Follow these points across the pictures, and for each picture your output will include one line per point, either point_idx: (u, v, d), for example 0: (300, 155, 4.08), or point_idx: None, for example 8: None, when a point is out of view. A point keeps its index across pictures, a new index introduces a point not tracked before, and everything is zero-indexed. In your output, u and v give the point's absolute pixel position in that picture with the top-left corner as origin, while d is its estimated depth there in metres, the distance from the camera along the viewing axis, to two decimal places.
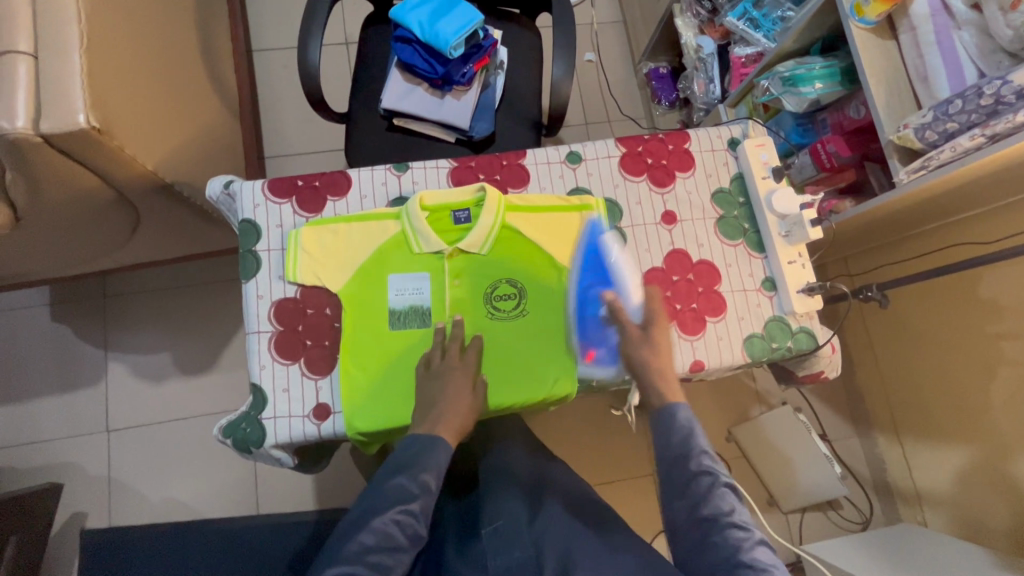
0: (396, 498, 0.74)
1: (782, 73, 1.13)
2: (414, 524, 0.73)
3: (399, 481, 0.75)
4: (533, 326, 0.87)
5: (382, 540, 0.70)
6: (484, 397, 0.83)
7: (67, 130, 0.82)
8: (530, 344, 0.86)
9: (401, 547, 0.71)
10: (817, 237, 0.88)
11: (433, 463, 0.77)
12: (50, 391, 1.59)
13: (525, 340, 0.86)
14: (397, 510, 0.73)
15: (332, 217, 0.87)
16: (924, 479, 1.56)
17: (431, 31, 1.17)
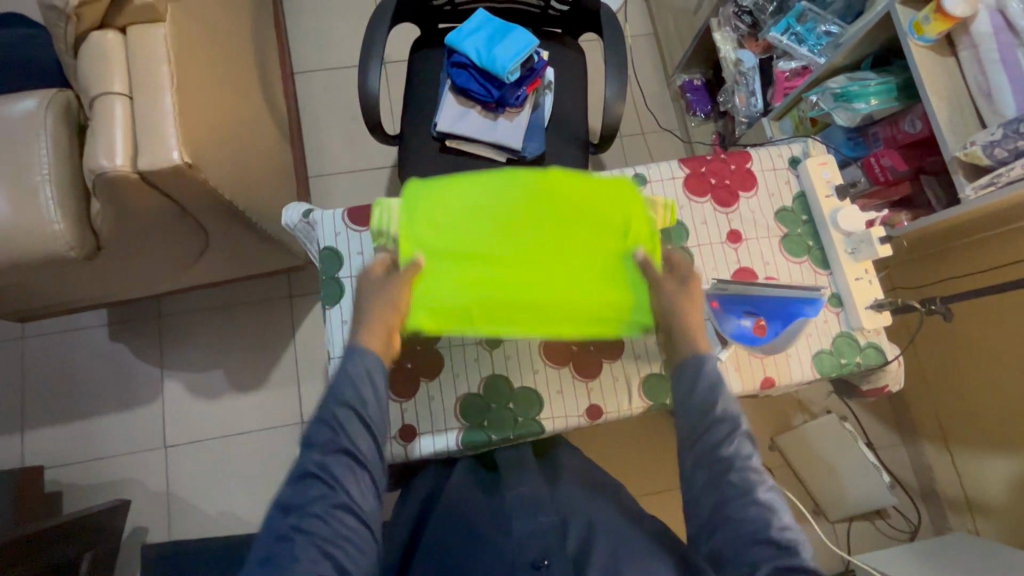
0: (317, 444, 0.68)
1: (834, 89, 1.14)
2: (354, 469, 0.67)
3: (326, 415, 0.70)
4: (579, 272, 0.79)
5: (309, 492, 0.65)
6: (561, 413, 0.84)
7: (162, 166, 0.86)
8: (559, 290, 0.77)
9: (334, 490, 0.65)
10: (885, 255, 0.89)
11: (357, 380, 0.71)
12: (111, 409, 1.64)
13: (575, 252, 0.80)
14: (325, 454, 0.67)
15: None
16: (974, 487, 1.54)
17: (487, 58, 1.21)
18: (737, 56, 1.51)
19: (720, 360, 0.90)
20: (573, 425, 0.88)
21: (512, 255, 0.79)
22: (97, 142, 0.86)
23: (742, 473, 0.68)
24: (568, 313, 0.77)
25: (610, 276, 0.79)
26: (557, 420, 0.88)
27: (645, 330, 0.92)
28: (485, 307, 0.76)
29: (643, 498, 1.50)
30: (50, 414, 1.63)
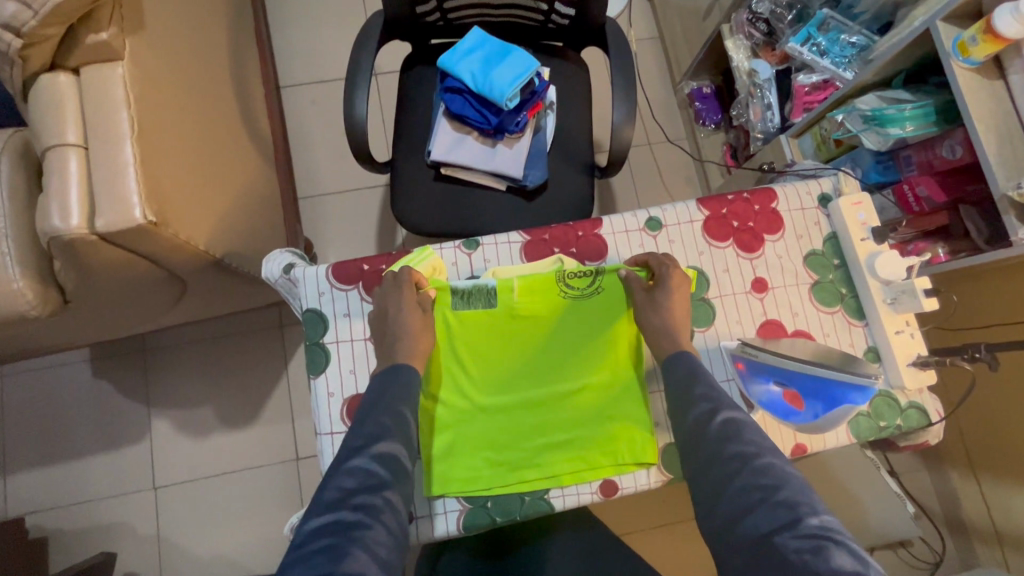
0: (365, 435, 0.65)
1: (865, 111, 1.05)
2: (400, 459, 0.64)
3: (377, 413, 0.67)
4: (550, 419, 0.81)
5: (362, 479, 0.60)
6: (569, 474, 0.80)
7: (122, 226, 0.77)
8: (526, 443, 0.80)
9: (387, 482, 0.61)
10: (931, 308, 0.80)
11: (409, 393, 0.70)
12: (96, 450, 1.57)
13: (550, 399, 0.82)
14: (381, 445, 0.64)
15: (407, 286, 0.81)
16: (1002, 519, 1.46)
17: (484, 82, 1.12)
18: (751, 67, 1.41)
19: None
20: (585, 501, 0.81)
21: (488, 404, 0.81)
22: (50, 200, 0.77)
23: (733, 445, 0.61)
24: (539, 477, 0.79)
25: (581, 428, 0.81)
26: (568, 497, 0.81)
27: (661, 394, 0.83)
28: (461, 471, 0.78)
29: (627, 535, 1.43)
30: (32, 457, 1.56)
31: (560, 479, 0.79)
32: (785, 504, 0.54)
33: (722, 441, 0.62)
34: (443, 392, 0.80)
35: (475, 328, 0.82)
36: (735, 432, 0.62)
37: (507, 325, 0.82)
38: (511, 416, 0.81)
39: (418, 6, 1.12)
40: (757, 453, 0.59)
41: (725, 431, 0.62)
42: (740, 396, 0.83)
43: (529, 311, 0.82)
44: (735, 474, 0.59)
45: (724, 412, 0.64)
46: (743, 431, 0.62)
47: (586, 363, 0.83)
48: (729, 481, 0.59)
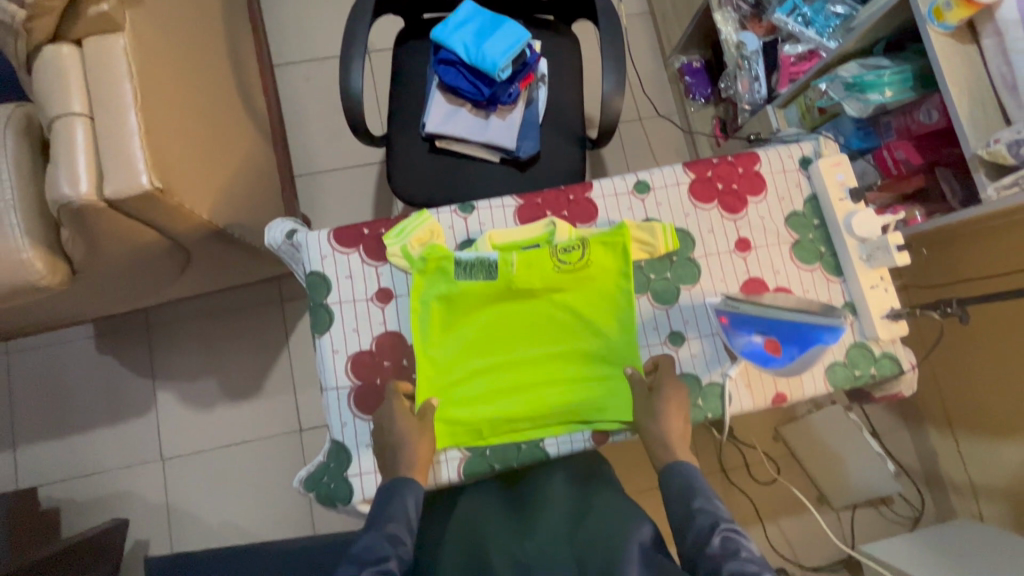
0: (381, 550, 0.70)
1: (846, 78, 1.08)
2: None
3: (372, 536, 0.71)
4: (543, 378, 0.85)
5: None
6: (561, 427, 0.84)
7: (129, 192, 0.79)
8: (521, 400, 0.84)
9: None
10: (903, 262, 0.85)
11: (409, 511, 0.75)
12: (104, 423, 1.61)
13: (544, 360, 0.85)
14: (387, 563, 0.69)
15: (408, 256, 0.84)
16: (978, 473, 1.53)
17: (477, 53, 1.14)
18: (739, 39, 1.43)
19: (730, 378, 0.86)
20: (578, 449, 0.85)
21: (484, 365, 0.84)
22: (59, 168, 0.80)
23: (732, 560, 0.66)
24: (533, 429, 0.84)
25: (574, 387, 0.85)
26: (562, 444, 0.85)
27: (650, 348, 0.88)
28: (458, 427, 0.82)
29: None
30: (41, 430, 1.60)
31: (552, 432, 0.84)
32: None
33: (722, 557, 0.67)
34: (441, 354, 0.84)
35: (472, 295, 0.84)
36: (735, 550, 0.67)
37: (506, 292, 0.85)
38: (508, 376, 0.85)
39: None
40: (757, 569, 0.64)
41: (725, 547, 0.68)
42: (724, 349, 0.88)
43: (527, 279, 0.84)
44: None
45: (726, 528, 0.70)
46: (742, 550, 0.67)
47: (579, 327, 0.86)
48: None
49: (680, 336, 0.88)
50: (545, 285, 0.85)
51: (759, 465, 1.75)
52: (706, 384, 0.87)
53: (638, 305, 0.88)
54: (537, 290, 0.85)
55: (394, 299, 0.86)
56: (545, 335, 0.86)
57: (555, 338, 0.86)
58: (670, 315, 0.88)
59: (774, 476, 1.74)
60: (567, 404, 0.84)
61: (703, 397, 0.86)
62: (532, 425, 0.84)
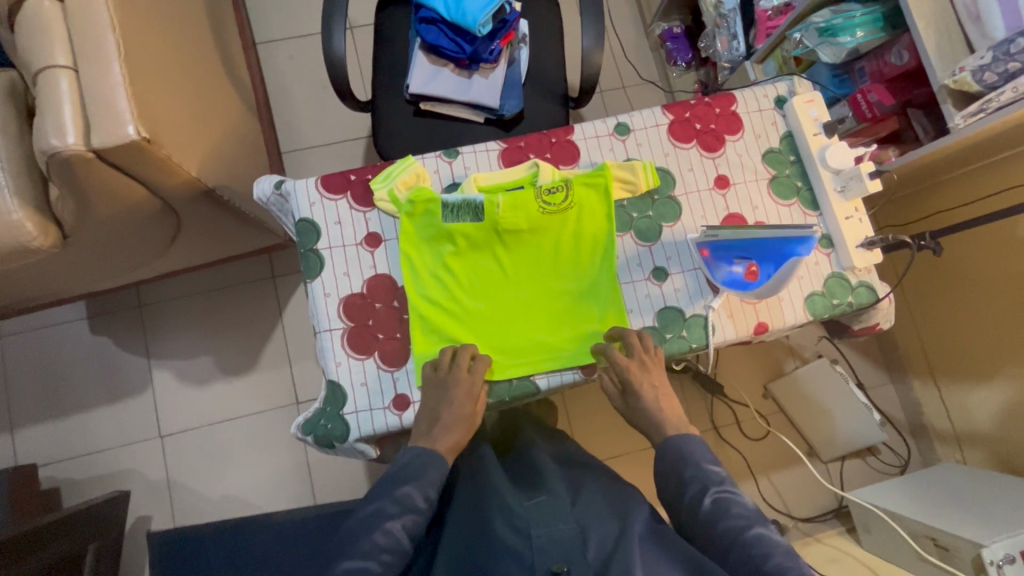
0: (394, 506, 0.76)
1: (818, 24, 1.10)
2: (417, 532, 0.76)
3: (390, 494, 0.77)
4: (530, 315, 0.87)
5: (390, 540, 0.72)
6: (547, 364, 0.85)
7: (118, 142, 0.80)
8: (512, 338, 0.86)
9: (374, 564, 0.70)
10: (875, 190, 0.88)
11: (435, 476, 0.79)
12: (100, 402, 1.62)
13: (530, 298, 0.87)
14: (406, 518, 0.75)
15: (398, 199, 0.86)
16: (961, 418, 1.57)
17: (458, 11, 1.16)
18: None
19: (713, 309, 0.89)
20: (567, 382, 0.87)
21: (473, 304, 0.86)
22: (45, 121, 0.81)
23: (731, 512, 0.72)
24: (520, 364, 0.85)
25: (562, 323, 0.87)
26: (552, 378, 0.87)
27: (634, 283, 0.90)
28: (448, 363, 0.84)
29: (613, 458, 1.52)
30: (38, 412, 1.60)
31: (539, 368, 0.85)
32: (774, 571, 0.66)
33: (714, 518, 0.74)
34: (430, 293, 0.86)
35: (458, 235, 0.86)
36: (726, 508, 0.74)
37: (493, 233, 0.86)
38: (498, 315, 0.86)
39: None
40: (746, 525, 0.71)
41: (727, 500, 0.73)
42: (706, 282, 0.90)
43: (513, 220, 0.86)
44: (728, 541, 0.71)
45: (718, 490, 0.76)
46: (733, 506, 0.74)
47: (565, 265, 0.88)
48: (726, 552, 0.71)
49: (663, 271, 0.90)
50: (530, 226, 0.87)
51: (750, 422, 1.78)
52: (690, 317, 0.89)
53: (621, 242, 0.90)
54: (522, 231, 0.87)
55: (382, 243, 0.87)
56: (532, 274, 0.88)
57: (542, 277, 0.88)
58: (653, 251, 0.91)
59: (765, 431, 1.77)
60: (552, 339, 0.86)
61: (687, 329, 0.89)
62: (522, 361, 0.85)
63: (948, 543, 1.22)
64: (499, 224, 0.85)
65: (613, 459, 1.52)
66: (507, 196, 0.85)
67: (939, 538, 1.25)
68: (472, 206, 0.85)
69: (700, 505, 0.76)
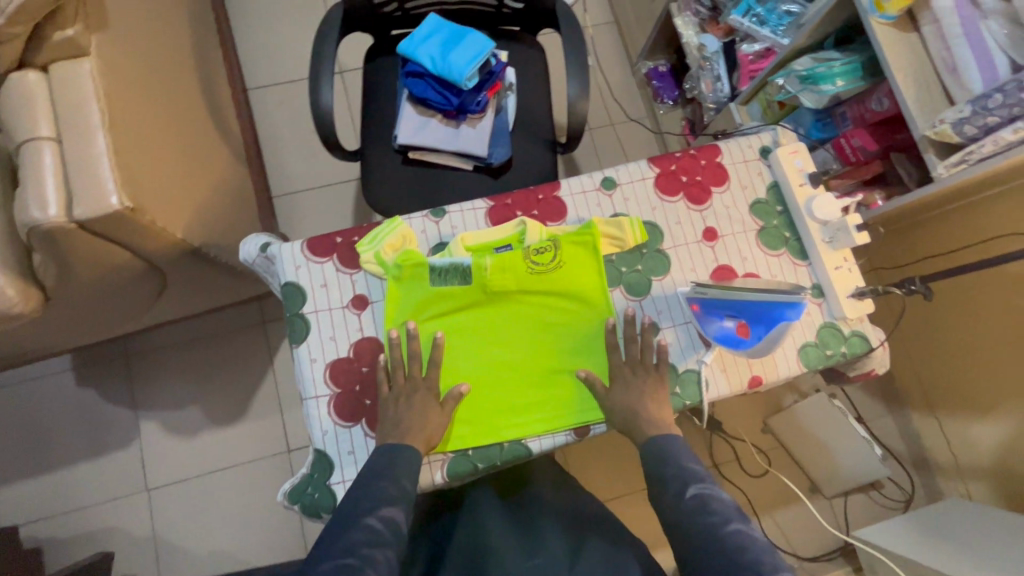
0: (371, 500, 0.71)
1: (800, 71, 1.13)
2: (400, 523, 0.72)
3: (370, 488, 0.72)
4: (519, 377, 0.85)
5: (372, 537, 0.68)
6: (536, 427, 0.84)
7: (100, 213, 0.80)
8: (504, 400, 0.84)
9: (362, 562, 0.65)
10: (863, 241, 0.88)
11: (409, 467, 0.75)
12: (86, 456, 1.58)
13: (519, 360, 0.86)
14: (384, 510, 0.71)
15: (386, 262, 0.85)
16: (963, 453, 1.55)
17: (443, 64, 1.17)
18: (700, 41, 1.48)
19: (706, 364, 0.87)
20: (560, 444, 0.85)
21: (460, 367, 0.85)
22: (27, 192, 0.80)
23: None
24: (510, 428, 0.83)
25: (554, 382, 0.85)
26: (544, 441, 0.85)
27: (626, 339, 0.89)
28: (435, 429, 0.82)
29: (611, 502, 1.48)
30: (22, 468, 1.56)
31: (528, 431, 0.84)
32: None
33: None
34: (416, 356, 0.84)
35: (445, 296, 0.85)
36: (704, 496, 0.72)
37: (481, 295, 0.85)
38: (489, 377, 0.85)
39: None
40: None
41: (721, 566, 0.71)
42: (698, 336, 0.89)
43: (502, 282, 0.85)
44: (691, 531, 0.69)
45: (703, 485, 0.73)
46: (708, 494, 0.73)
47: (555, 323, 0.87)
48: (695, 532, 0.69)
49: (654, 326, 0.89)
50: (519, 287, 0.86)
51: (749, 458, 1.76)
52: (682, 372, 0.88)
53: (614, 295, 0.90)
54: (510, 291, 0.86)
55: (369, 306, 0.86)
56: (521, 334, 0.86)
57: (531, 337, 0.86)
58: (644, 305, 0.90)
59: (765, 469, 1.74)
60: (541, 401, 0.85)
61: (681, 385, 0.87)
62: (511, 424, 0.84)
63: None
64: (488, 286, 0.85)
65: (612, 503, 1.49)
66: (495, 258, 0.85)
67: None
68: (460, 269, 0.84)
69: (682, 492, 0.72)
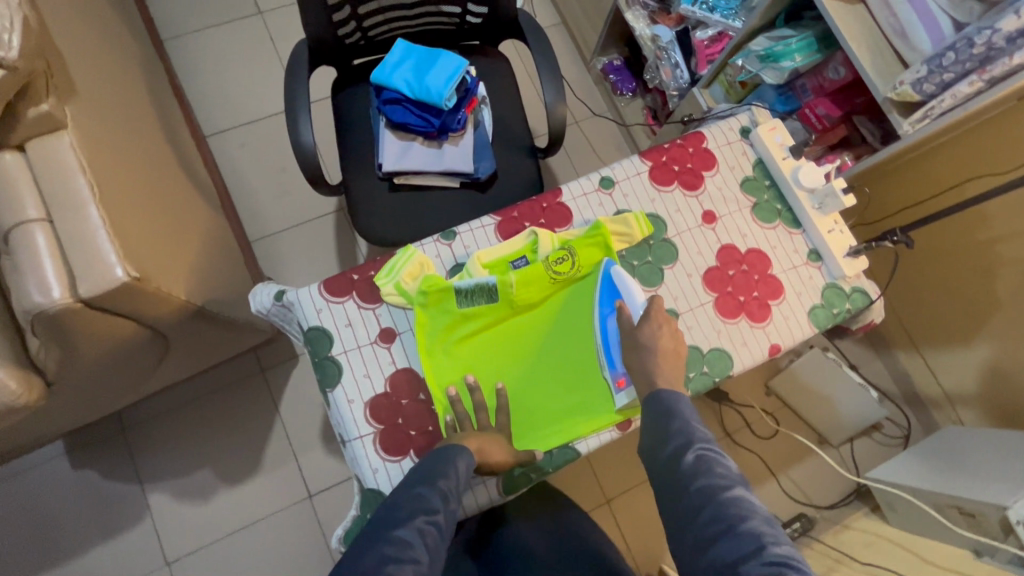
0: (405, 511, 0.72)
1: (759, 51, 1.20)
2: (435, 535, 0.72)
3: (407, 496, 0.74)
4: (556, 383, 0.87)
5: (402, 549, 0.68)
6: (582, 429, 0.85)
7: (106, 288, 0.77)
8: (552, 403, 0.86)
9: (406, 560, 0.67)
10: (851, 203, 0.94)
11: (450, 471, 0.76)
12: (95, 541, 1.50)
13: (553, 366, 0.87)
14: (420, 520, 0.71)
15: (409, 292, 0.85)
16: (950, 382, 1.66)
17: (420, 87, 1.17)
18: (653, 33, 1.54)
19: (724, 340, 0.92)
20: (605, 441, 0.87)
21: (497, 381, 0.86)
22: (24, 278, 0.77)
23: (704, 477, 0.70)
24: (556, 433, 0.85)
25: (593, 356, 0.87)
26: (590, 440, 0.87)
27: None
28: None
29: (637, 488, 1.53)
30: (27, 566, 1.47)
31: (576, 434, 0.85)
32: (747, 533, 0.64)
33: (693, 474, 0.71)
34: (452, 378, 0.85)
35: (472, 316, 0.85)
36: (707, 467, 0.71)
37: (508, 309, 0.86)
38: (532, 385, 0.87)
39: (334, 15, 1.14)
40: (725, 485, 0.69)
41: (697, 463, 0.71)
42: (716, 316, 0.93)
43: (527, 295, 0.86)
44: (702, 503, 0.68)
45: (702, 445, 0.73)
46: (716, 466, 0.71)
47: (612, 273, 0.88)
48: (696, 515, 0.68)
49: (674, 313, 0.93)
50: (542, 296, 0.87)
51: (757, 422, 1.83)
52: (708, 352, 0.92)
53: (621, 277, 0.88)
54: (535, 302, 0.87)
55: (397, 337, 0.86)
56: (550, 342, 0.88)
57: (561, 343, 0.88)
58: (660, 294, 0.93)
59: (773, 430, 1.82)
60: (582, 402, 0.86)
61: (708, 364, 0.91)
62: (558, 429, 0.85)
63: (973, 510, 1.25)
64: (513, 300, 0.86)
65: (642, 487, 1.54)
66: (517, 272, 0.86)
67: (962, 506, 1.28)
68: (485, 287, 0.85)
69: (691, 463, 0.72)
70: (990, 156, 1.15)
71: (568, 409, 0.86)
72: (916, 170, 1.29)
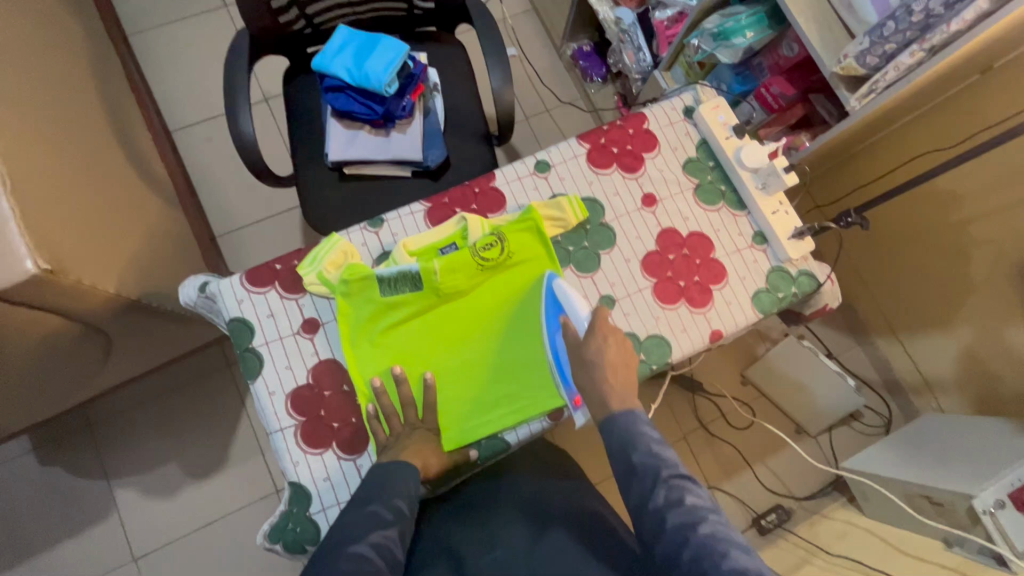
0: (359, 529, 0.70)
1: (711, 29, 1.16)
2: (393, 548, 0.70)
3: (362, 511, 0.72)
4: (485, 372, 0.84)
5: (359, 565, 0.66)
6: (511, 419, 0.83)
7: (16, 281, 0.75)
8: (480, 393, 0.84)
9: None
10: (794, 182, 0.90)
11: (402, 487, 0.75)
12: (63, 537, 1.50)
13: (481, 355, 0.85)
14: (375, 535, 0.69)
15: (331, 281, 0.83)
16: (929, 369, 1.61)
17: (360, 74, 1.15)
18: (615, 15, 1.50)
19: (663, 326, 0.89)
20: (536, 431, 0.85)
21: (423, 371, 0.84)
22: None
23: (677, 512, 0.66)
24: (483, 424, 0.82)
25: (523, 344, 0.85)
26: (520, 431, 0.85)
27: None
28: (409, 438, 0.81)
29: (605, 480, 1.50)
30: None
31: (503, 425, 0.83)
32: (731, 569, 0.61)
33: (667, 511, 0.67)
34: (375, 367, 0.83)
35: (396, 304, 0.83)
36: (679, 498, 0.67)
37: (433, 297, 0.84)
38: (460, 375, 0.84)
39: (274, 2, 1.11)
40: (700, 519, 0.65)
41: (670, 498, 0.67)
42: (655, 302, 0.90)
43: (454, 283, 0.84)
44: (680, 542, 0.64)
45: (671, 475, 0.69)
46: (687, 496, 0.68)
47: (555, 286, 0.84)
48: (677, 552, 0.64)
49: (610, 299, 0.90)
50: (469, 284, 0.85)
51: (733, 412, 1.79)
52: (645, 339, 0.89)
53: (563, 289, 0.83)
54: (461, 289, 0.85)
55: (321, 328, 0.85)
56: (479, 330, 0.85)
57: (489, 332, 0.86)
58: (595, 280, 0.90)
59: (749, 420, 1.78)
60: (511, 391, 0.84)
61: (645, 351, 0.88)
62: (485, 419, 0.83)
63: (941, 499, 1.21)
64: (438, 288, 0.84)
65: (610, 479, 1.50)
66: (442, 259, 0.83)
67: (933, 495, 1.24)
68: (409, 275, 0.83)
69: (662, 499, 0.68)
70: (955, 133, 1.11)
71: (496, 399, 0.84)
72: (882, 150, 1.26)
